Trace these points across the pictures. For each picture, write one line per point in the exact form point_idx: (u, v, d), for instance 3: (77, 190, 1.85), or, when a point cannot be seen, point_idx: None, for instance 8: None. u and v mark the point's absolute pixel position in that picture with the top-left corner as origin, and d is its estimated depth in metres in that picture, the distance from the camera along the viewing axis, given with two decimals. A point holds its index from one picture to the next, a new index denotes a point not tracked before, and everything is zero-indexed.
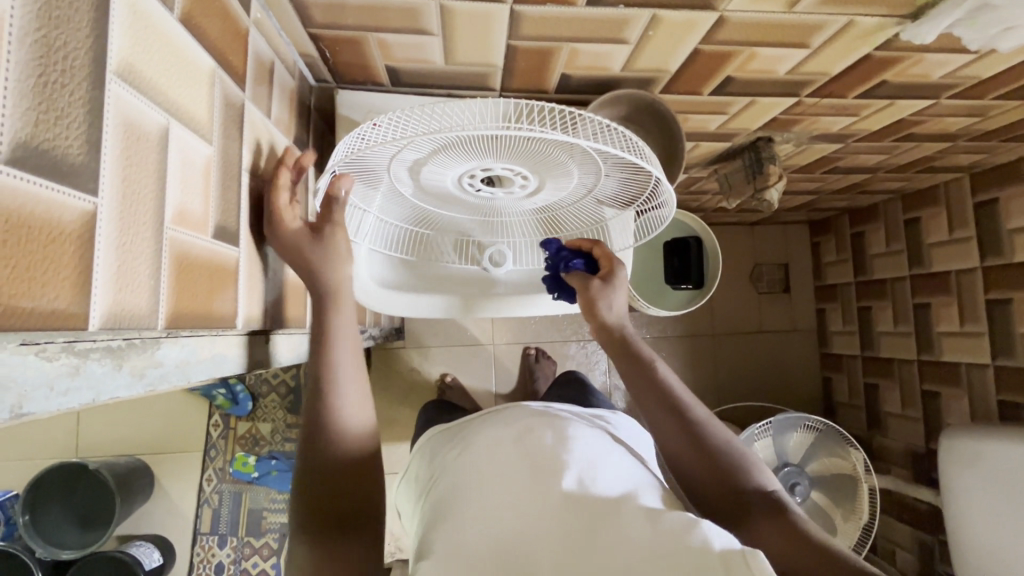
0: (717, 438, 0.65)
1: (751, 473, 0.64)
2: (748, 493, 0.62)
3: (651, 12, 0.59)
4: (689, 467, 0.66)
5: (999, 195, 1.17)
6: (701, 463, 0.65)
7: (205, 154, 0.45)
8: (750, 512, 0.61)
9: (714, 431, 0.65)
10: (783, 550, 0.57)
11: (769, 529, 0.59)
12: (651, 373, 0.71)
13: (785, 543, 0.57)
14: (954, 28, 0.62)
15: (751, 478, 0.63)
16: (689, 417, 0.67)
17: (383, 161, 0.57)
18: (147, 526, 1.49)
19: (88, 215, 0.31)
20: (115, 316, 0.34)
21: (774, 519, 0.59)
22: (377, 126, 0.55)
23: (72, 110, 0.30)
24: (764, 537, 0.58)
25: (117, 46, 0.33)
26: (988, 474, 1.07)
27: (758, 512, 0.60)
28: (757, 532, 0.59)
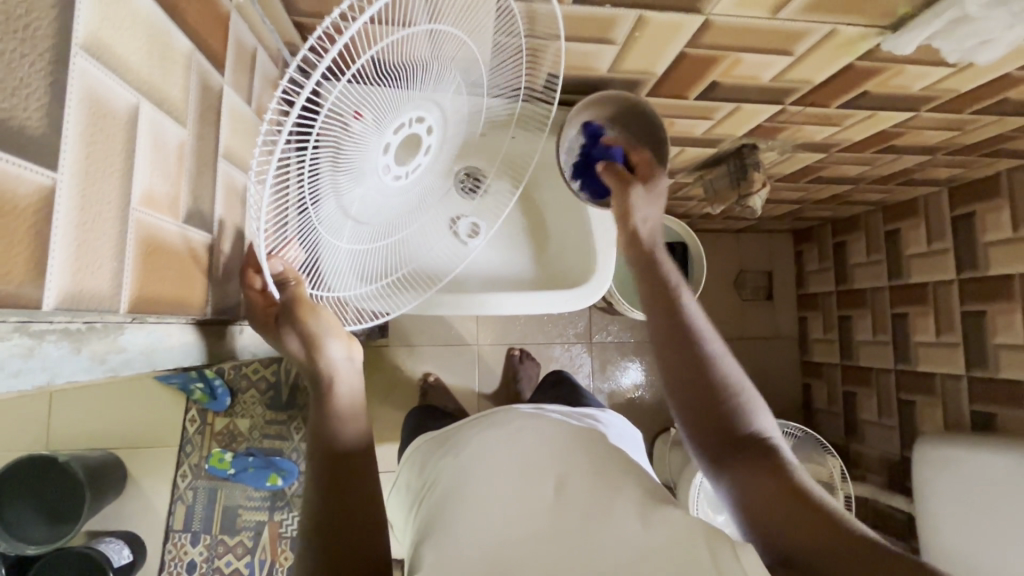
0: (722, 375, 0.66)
1: (751, 418, 0.63)
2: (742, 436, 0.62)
3: (637, 12, 0.59)
4: (692, 398, 0.65)
5: (976, 209, 1.20)
6: (704, 394, 0.65)
7: (179, 137, 0.44)
8: (745, 456, 0.59)
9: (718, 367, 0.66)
10: (771, 495, 0.55)
11: (755, 469, 0.58)
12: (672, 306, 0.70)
13: (775, 494, 0.55)
14: (933, 40, 0.62)
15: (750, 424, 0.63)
16: (703, 353, 0.67)
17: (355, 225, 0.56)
18: (118, 523, 1.45)
19: (46, 190, 0.30)
20: (73, 295, 0.33)
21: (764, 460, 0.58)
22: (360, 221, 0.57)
23: (32, 82, 0.29)
24: (748, 477, 0.57)
25: (86, 19, 0.33)
26: (959, 483, 1.09)
27: (751, 455, 0.59)
28: (744, 473, 0.58)
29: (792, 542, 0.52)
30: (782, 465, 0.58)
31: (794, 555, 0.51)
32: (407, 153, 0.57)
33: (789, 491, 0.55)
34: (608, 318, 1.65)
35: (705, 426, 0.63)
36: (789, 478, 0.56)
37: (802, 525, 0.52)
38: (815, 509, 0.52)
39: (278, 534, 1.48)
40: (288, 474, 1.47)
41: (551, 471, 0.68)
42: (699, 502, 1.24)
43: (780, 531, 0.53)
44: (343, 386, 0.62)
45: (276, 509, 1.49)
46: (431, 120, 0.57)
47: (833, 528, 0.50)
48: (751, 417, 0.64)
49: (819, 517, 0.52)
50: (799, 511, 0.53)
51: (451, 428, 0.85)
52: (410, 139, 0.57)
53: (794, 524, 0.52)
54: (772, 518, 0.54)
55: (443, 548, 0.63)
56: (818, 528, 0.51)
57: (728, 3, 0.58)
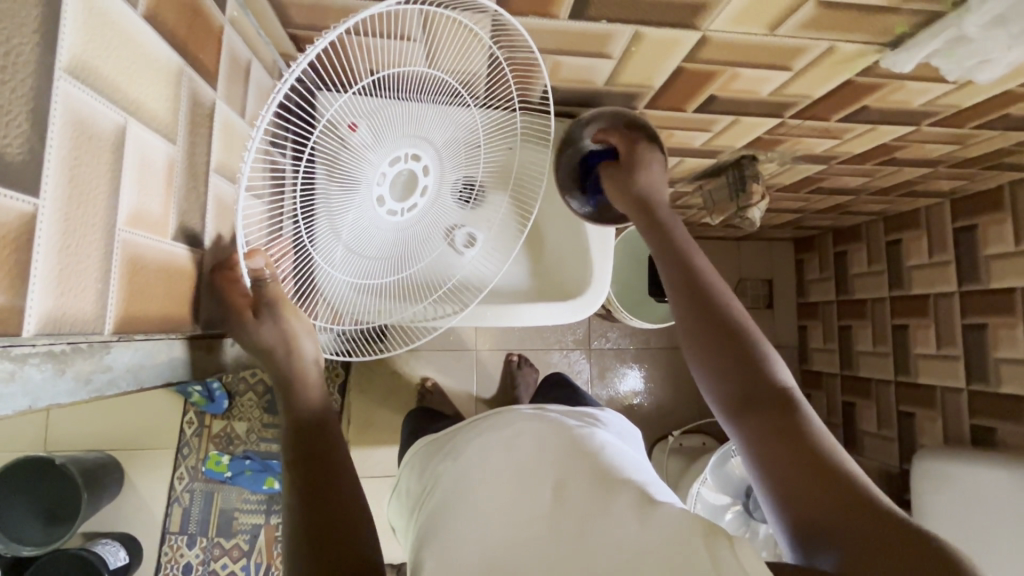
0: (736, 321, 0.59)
1: (771, 366, 0.56)
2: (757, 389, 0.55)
3: (633, 28, 0.59)
4: (704, 350, 0.59)
5: (979, 221, 1.19)
6: (715, 343, 0.58)
7: (168, 154, 0.44)
8: (760, 413, 0.54)
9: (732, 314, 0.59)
10: (787, 461, 0.51)
11: (770, 432, 0.53)
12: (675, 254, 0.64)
13: (791, 464, 0.51)
14: (932, 58, 0.61)
15: (767, 370, 0.56)
16: (715, 301, 0.61)
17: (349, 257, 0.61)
18: (115, 524, 1.45)
19: (27, 217, 0.30)
20: (56, 321, 0.32)
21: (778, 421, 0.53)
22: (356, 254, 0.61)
23: (13, 109, 0.29)
24: (763, 441, 0.53)
25: (70, 42, 0.32)
26: (958, 499, 1.08)
27: (767, 412, 0.54)
28: (760, 436, 0.53)
29: (811, 517, 0.48)
30: (797, 426, 0.52)
31: (809, 529, 0.48)
32: (402, 192, 0.62)
33: (805, 453, 0.51)
34: (607, 325, 1.64)
35: (719, 383, 0.57)
36: (805, 439, 0.51)
37: (822, 502, 0.48)
38: (833, 476, 0.49)
39: (274, 537, 1.49)
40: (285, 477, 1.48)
41: (549, 476, 0.68)
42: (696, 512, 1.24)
43: (797, 502, 0.49)
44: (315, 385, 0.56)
45: (273, 512, 1.49)
46: (426, 160, 0.62)
47: (852, 499, 0.47)
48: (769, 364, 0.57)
49: (836, 486, 0.48)
50: (817, 479, 0.49)
51: (451, 432, 0.85)
52: (404, 177, 0.62)
53: (812, 494, 0.49)
54: (789, 488, 0.50)
55: (444, 549, 0.63)
56: (835, 500, 0.48)
57: (725, 20, 0.57)
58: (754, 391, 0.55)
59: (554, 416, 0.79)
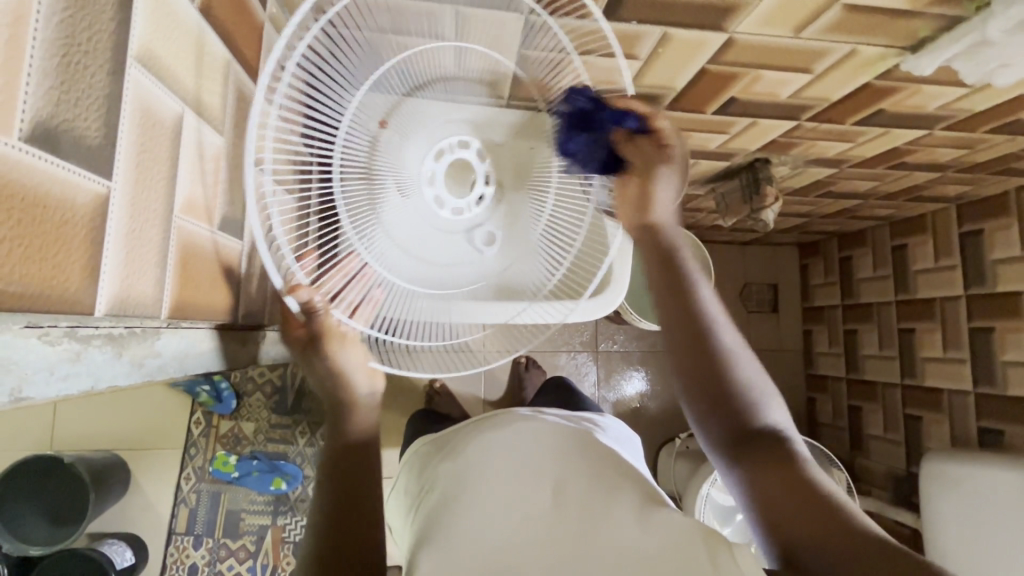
0: (737, 366, 0.63)
1: (767, 411, 0.61)
2: (754, 430, 0.60)
3: (661, 29, 0.61)
4: (710, 401, 0.62)
5: (984, 226, 1.21)
6: (713, 386, 0.62)
7: (216, 145, 0.45)
8: (758, 451, 0.58)
9: (733, 357, 0.63)
10: (788, 500, 0.53)
11: (767, 469, 0.56)
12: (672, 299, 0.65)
13: (786, 497, 0.54)
14: (952, 62, 0.63)
15: (762, 421, 0.60)
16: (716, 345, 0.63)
17: (401, 245, 0.59)
18: (121, 525, 1.44)
19: (100, 197, 0.30)
20: (121, 303, 0.33)
21: (774, 458, 0.57)
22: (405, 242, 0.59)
23: (92, 92, 0.29)
24: (761, 478, 0.56)
25: (140, 31, 0.33)
26: (965, 501, 1.08)
27: (771, 457, 0.57)
28: (758, 473, 0.56)
29: (804, 547, 0.51)
30: (791, 462, 0.56)
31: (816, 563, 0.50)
32: (458, 184, 0.59)
33: (801, 487, 0.54)
34: (614, 328, 1.65)
35: (717, 425, 0.61)
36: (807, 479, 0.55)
37: (816, 533, 0.51)
38: (835, 514, 0.51)
39: (281, 538, 1.48)
40: (293, 478, 1.47)
41: (550, 478, 0.69)
42: (704, 512, 1.24)
43: (801, 538, 0.51)
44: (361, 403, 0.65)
45: (280, 513, 1.48)
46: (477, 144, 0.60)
47: (853, 533, 0.50)
48: (765, 408, 0.62)
49: (839, 522, 0.51)
50: (819, 518, 0.51)
51: (451, 431, 0.85)
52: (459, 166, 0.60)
53: (819, 529, 0.51)
54: (786, 519, 0.53)
55: (440, 552, 0.63)
56: (840, 535, 0.50)
57: (753, 22, 0.59)
58: (754, 437, 0.59)
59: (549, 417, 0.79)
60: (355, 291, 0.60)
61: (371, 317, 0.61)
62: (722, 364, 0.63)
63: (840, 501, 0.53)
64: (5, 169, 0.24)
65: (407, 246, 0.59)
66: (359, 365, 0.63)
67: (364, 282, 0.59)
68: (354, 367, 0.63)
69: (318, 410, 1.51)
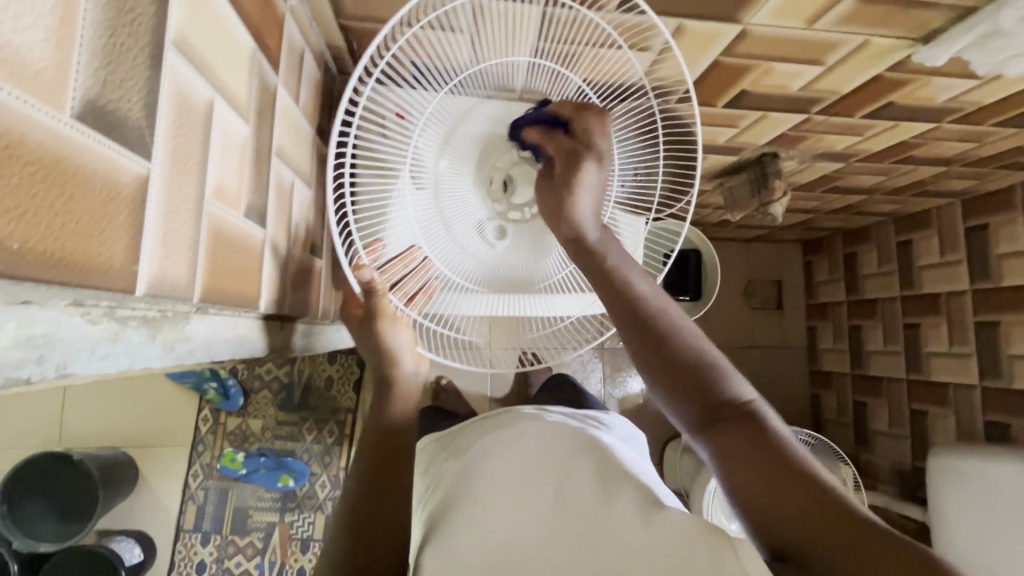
0: (687, 346, 0.58)
1: (729, 383, 0.56)
2: (718, 406, 0.55)
3: (676, 21, 0.61)
4: (663, 378, 0.58)
5: (989, 221, 1.22)
6: (670, 365, 0.57)
7: (242, 133, 0.46)
8: (727, 428, 0.53)
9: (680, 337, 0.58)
10: (755, 474, 0.49)
11: (741, 446, 0.51)
12: (617, 278, 0.62)
13: (761, 475, 0.49)
14: (964, 52, 0.64)
15: (729, 390, 0.55)
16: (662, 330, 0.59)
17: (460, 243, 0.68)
18: (128, 522, 1.43)
19: (141, 179, 0.31)
20: (158, 284, 0.34)
21: (745, 434, 0.52)
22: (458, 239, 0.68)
23: (135, 74, 0.30)
24: (734, 456, 0.51)
25: (176, 17, 0.34)
26: (974, 493, 1.08)
27: (733, 430, 0.52)
28: (730, 451, 0.52)
29: (786, 530, 0.47)
30: (762, 437, 0.51)
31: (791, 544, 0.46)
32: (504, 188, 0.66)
33: (776, 462, 0.49)
34: None
35: (683, 403, 0.56)
36: (776, 446, 0.50)
37: (796, 511, 0.46)
38: (804, 483, 0.48)
39: (289, 535, 1.47)
40: (300, 475, 1.47)
41: (553, 475, 0.69)
42: (712, 509, 1.20)
43: (770, 517, 0.48)
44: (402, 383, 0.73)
45: (287, 510, 1.48)
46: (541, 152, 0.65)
47: (823, 503, 0.46)
48: (727, 379, 0.56)
49: (807, 492, 0.47)
50: (793, 490, 0.47)
51: (456, 433, 0.86)
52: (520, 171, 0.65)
53: (786, 503, 0.47)
54: (764, 500, 0.48)
55: (443, 546, 0.63)
56: (810, 509, 0.46)
57: (767, 14, 0.59)
58: (718, 409, 0.54)
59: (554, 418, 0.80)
60: (415, 281, 0.71)
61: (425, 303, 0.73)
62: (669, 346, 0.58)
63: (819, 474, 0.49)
64: (57, 144, 0.25)
65: (462, 243, 0.68)
66: (408, 346, 0.73)
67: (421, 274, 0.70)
68: (402, 342, 0.73)
69: (325, 406, 1.51)
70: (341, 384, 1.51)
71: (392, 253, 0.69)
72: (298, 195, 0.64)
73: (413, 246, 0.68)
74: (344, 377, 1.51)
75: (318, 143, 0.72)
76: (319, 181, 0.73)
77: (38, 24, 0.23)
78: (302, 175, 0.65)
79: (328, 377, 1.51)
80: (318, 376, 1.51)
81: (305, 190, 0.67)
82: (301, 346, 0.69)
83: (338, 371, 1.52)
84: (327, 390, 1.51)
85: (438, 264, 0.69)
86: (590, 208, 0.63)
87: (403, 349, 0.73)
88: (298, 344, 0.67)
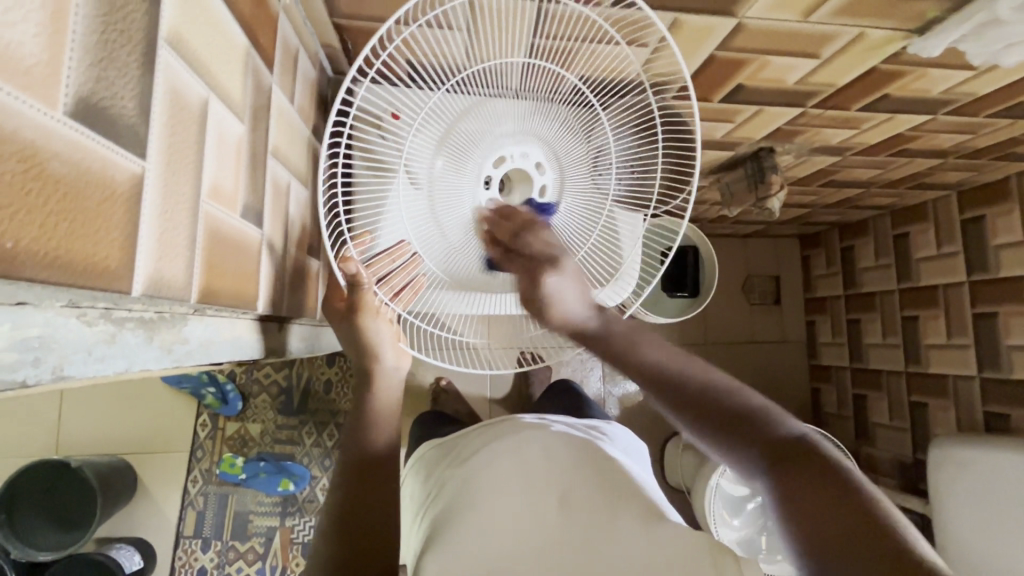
0: (724, 390, 0.58)
1: (781, 422, 0.54)
2: (770, 442, 0.52)
3: (672, 15, 0.61)
4: (706, 425, 0.56)
5: (985, 212, 1.22)
6: (705, 401, 0.57)
7: (237, 132, 0.45)
8: (776, 462, 0.50)
9: (718, 383, 0.58)
10: (804, 507, 0.46)
11: (787, 481, 0.49)
12: (635, 348, 0.65)
13: (812, 508, 0.46)
14: (961, 42, 0.64)
15: (781, 428, 0.53)
16: (699, 381, 0.59)
17: (447, 242, 0.67)
18: (127, 530, 1.42)
19: (136, 177, 0.30)
20: (157, 284, 0.33)
21: (796, 465, 0.49)
22: (446, 236, 0.66)
23: (128, 71, 0.29)
24: (784, 492, 0.49)
25: (169, 14, 0.34)
26: (975, 484, 1.08)
27: (790, 469, 0.49)
28: (780, 485, 0.49)
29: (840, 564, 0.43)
30: (817, 472, 0.48)
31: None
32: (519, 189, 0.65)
33: (834, 496, 0.46)
34: None
35: (731, 440, 0.54)
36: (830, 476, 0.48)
37: (851, 548, 0.43)
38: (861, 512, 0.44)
39: (290, 540, 1.46)
40: (300, 478, 1.45)
41: (558, 485, 0.69)
42: (714, 505, 1.19)
43: (824, 551, 0.44)
44: (384, 386, 0.72)
45: (288, 514, 1.47)
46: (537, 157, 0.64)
47: (890, 538, 0.42)
48: (777, 420, 0.54)
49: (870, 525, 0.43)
50: (850, 523, 0.44)
51: (455, 438, 0.85)
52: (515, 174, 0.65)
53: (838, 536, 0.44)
54: (814, 534, 0.45)
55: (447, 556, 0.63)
56: (869, 541, 0.42)
57: (763, 7, 0.59)
58: (768, 445, 0.52)
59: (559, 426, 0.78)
60: (401, 276, 0.69)
61: (409, 299, 0.70)
62: (708, 387, 0.58)
63: (893, 515, 0.44)
64: (49, 142, 0.24)
65: (449, 239, 0.66)
66: (389, 342, 0.72)
67: (400, 270, 0.68)
68: (382, 337, 0.72)
69: (324, 409, 1.50)
70: (340, 387, 1.51)
71: (382, 246, 0.68)
72: (295, 195, 0.63)
73: (401, 242, 0.67)
74: (343, 379, 1.50)
75: (313, 144, 0.72)
76: (314, 181, 0.72)
77: (29, 19, 0.23)
78: (299, 175, 0.65)
79: (327, 380, 1.50)
80: (318, 379, 1.50)
81: (302, 189, 0.66)
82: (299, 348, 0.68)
83: (337, 374, 1.51)
84: (327, 393, 1.50)
85: (425, 261, 0.67)
86: (579, 301, 0.68)
87: (384, 345, 0.72)
88: (295, 347, 0.67)
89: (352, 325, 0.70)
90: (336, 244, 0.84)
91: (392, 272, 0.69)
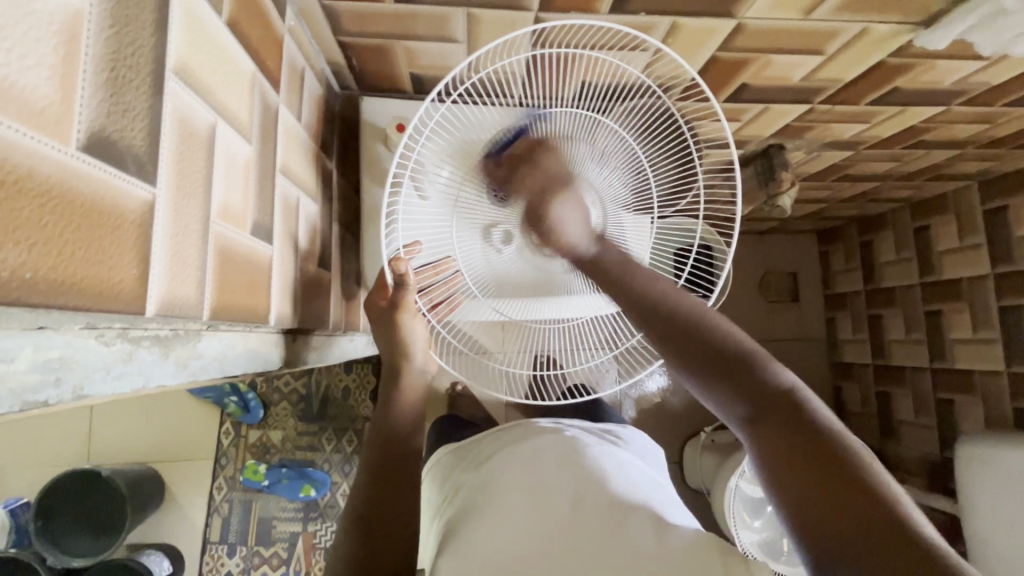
0: (717, 337, 0.58)
1: (767, 371, 0.54)
2: (758, 398, 0.52)
3: (671, 19, 0.62)
4: (701, 377, 0.56)
5: (1009, 202, 1.19)
6: (696, 355, 0.57)
7: (246, 153, 0.47)
8: (763, 420, 0.51)
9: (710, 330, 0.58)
10: (791, 469, 0.47)
11: (774, 441, 0.49)
12: (640, 279, 0.64)
13: (793, 469, 0.47)
14: (969, 34, 0.63)
15: (769, 378, 0.53)
16: (693, 328, 0.59)
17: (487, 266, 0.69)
18: (156, 536, 1.46)
19: (147, 204, 0.32)
20: (169, 304, 0.35)
21: (781, 423, 0.50)
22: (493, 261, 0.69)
23: (138, 104, 0.31)
24: (767, 449, 0.49)
25: (176, 46, 0.35)
26: (1004, 484, 1.04)
27: (774, 424, 0.50)
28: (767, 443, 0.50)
29: (819, 525, 0.44)
30: (803, 429, 0.49)
31: (833, 545, 0.43)
32: None
33: (823, 455, 0.46)
34: None
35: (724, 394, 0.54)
36: (818, 433, 0.48)
37: (833, 509, 0.44)
38: (841, 473, 0.45)
39: (313, 544, 1.49)
40: (322, 484, 1.48)
41: (571, 486, 0.69)
42: (734, 507, 1.18)
43: (806, 509, 0.45)
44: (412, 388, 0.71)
45: (310, 520, 1.50)
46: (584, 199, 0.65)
47: (870, 502, 0.43)
48: (766, 370, 0.54)
49: (847, 481, 0.44)
50: (835, 488, 0.44)
51: (470, 444, 0.86)
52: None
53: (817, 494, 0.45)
54: (801, 492, 0.46)
55: (459, 556, 0.64)
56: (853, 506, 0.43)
57: (762, 7, 0.59)
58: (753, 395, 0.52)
59: (572, 431, 0.78)
60: (443, 290, 0.73)
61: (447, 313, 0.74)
62: (700, 334, 0.58)
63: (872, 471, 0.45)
64: (65, 177, 0.26)
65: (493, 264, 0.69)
66: (421, 341, 0.71)
67: (441, 287, 0.72)
68: (418, 337, 0.71)
69: (343, 415, 1.53)
70: (358, 394, 1.53)
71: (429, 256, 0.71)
72: (305, 210, 0.65)
73: (446, 257, 0.70)
74: (361, 386, 1.52)
75: (322, 158, 0.73)
76: (324, 196, 0.74)
77: (42, 63, 0.24)
78: (308, 191, 0.67)
79: (346, 387, 1.53)
80: (337, 386, 1.53)
81: (312, 205, 0.68)
82: (314, 359, 0.70)
83: (355, 380, 1.53)
84: (345, 399, 1.53)
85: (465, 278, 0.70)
86: (582, 226, 0.63)
87: (418, 346, 0.71)
88: (310, 357, 0.68)
89: (390, 322, 0.70)
90: (347, 254, 0.86)
91: (433, 284, 0.72)
